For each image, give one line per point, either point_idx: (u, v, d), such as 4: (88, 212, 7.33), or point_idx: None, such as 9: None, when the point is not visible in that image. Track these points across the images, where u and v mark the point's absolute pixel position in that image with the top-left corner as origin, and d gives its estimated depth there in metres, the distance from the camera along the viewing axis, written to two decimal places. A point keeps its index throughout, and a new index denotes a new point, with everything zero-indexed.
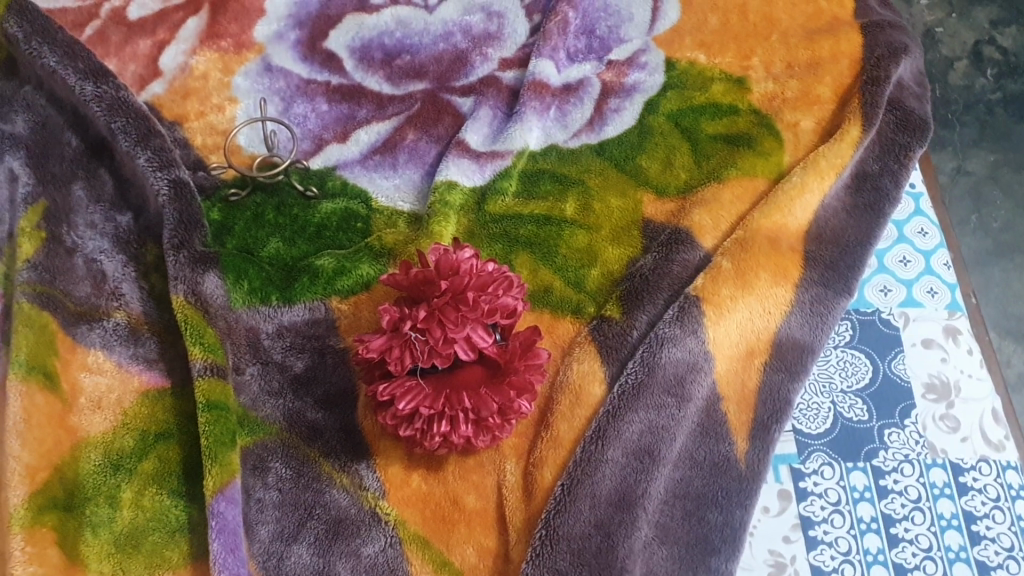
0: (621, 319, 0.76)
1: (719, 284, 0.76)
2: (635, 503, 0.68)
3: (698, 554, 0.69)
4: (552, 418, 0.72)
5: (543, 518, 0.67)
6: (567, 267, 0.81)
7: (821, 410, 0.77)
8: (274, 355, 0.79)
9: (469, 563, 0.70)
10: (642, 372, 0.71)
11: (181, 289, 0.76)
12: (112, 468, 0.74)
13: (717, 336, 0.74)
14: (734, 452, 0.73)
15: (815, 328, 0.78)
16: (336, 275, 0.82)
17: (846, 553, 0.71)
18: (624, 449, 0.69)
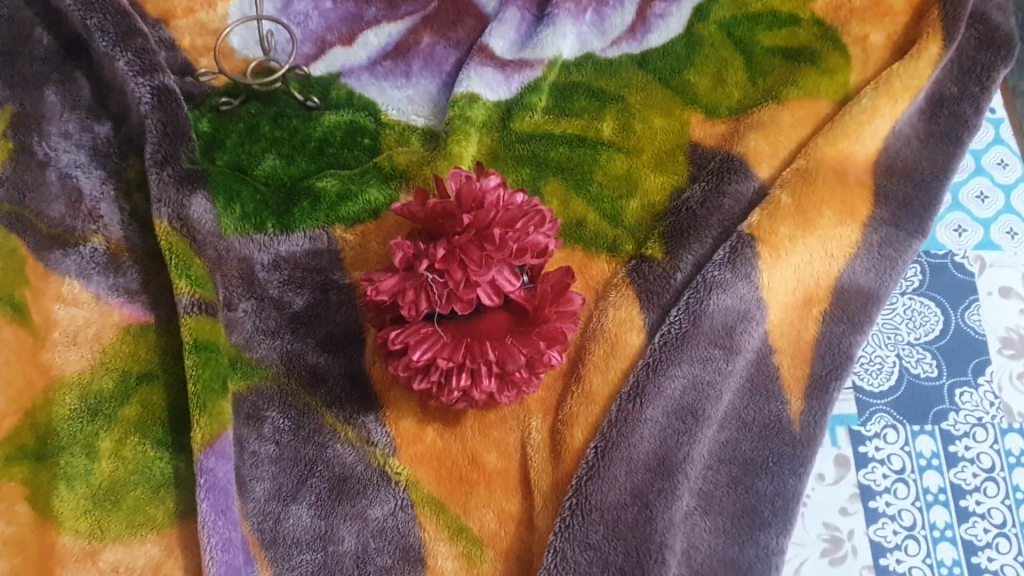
0: (663, 260, 0.67)
1: (777, 221, 0.66)
2: (675, 469, 0.60)
3: (745, 527, 0.61)
4: (584, 370, 0.64)
5: (573, 484, 0.60)
6: (603, 197, 0.72)
7: (885, 365, 0.68)
8: (270, 290, 0.70)
9: (488, 529, 0.62)
10: (687, 321, 0.63)
11: (164, 212, 0.67)
12: (90, 415, 0.66)
13: (771, 282, 0.65)
14: (788, 412, 0.65)
15: (882, 274, 0.68)
16: (340, 200, 0.73)
17: (910, 527, 0.63)
18: (664, 408, 0.61)
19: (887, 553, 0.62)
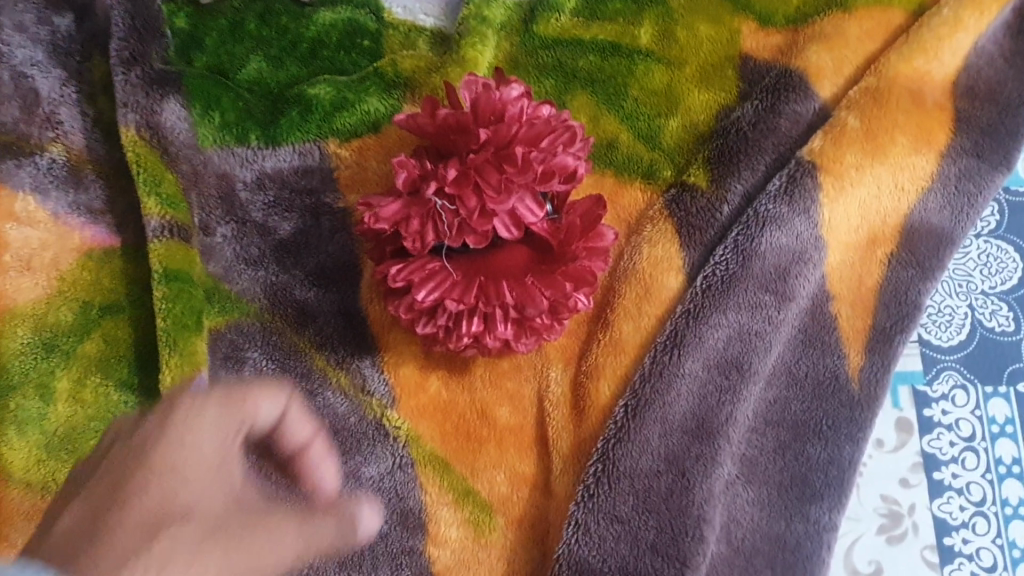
0: (708, 190, 0.58)
1: (843, 147, 0.57)
2: (715, 433, 0.52)
3: (794, 500, 0.54)
4: (613, 315, 0.56)
5: (599, 446, 0.52)
6: (639, 114, 0.62)
7: (956, 316, 0.60)
8: (253, 213, 0.62)
9: (499, 493, 0.55)
10: (735, 262, 0.54)
11: (132, 119, 0.59)
12: (46, 349, 0.58)
13: (832, 218, 0.56)
14: (845, 368, 0.57)
15: (958, 213, 0.59)
16: (334, 110, 0.63)
17: (979, 503, 0.55)
18: (704, 361, 0.53)
19: (952, 531, 0.55)
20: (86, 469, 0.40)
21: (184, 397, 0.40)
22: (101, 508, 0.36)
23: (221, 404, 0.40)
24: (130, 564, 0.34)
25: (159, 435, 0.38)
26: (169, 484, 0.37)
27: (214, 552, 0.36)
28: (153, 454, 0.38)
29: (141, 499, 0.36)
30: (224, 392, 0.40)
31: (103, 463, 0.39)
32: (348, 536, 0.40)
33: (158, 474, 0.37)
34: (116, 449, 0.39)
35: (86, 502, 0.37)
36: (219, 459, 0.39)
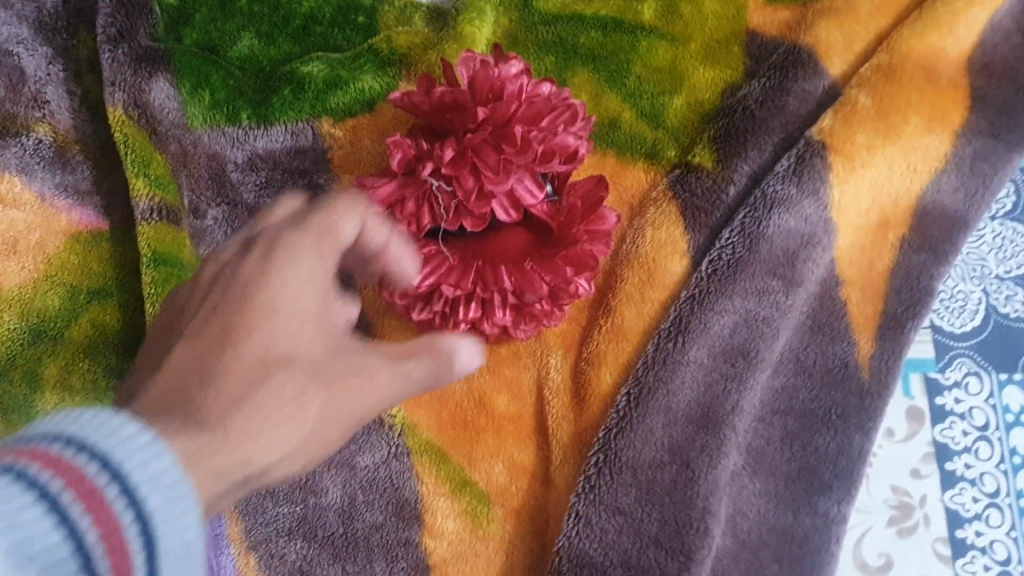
0: (714, 170, 0.56)
1: (854, 127, 0.54)
2: (721, 422, 0.51)
3: (802, 491, 0.53)
4: (615, 300, 0.54)
5: (600, 436, 0.50)
6: (642, 92, 0.60)
7: (969, 301, 0.58)
8: (245, 194, 0.60)
9: (497, 484, 0.53)
10: (742, 246, 0.52)
11: (119, 98, 0.58)
12: (33, 335, 0.57)
13: (842, 200, 0.54)
14: (855, 355, 0.55)
15: (972, 195, 0.57)
16: (328, 88, 0.61)
17: (993, 494, 0.54)
18: (709, 349, 0.52)
19: (965, 524, 0.53)
20: (187, 287, 0.42)
21: (285, 232, 0.40)
22: (208, 350, 0.38)
23: (321, 234, 0.40)
24: (247, 405, 0.36)
25: (264, 279, 0.39)
26: (271, 331, 0.39)
27: (317, 391, 0.40)
28: (258, 299, 0.39)
29: (250, 343, 0.38)
30: (318, 230, 0.40)
31: (206, 284, 0.41)
32: (445, 367, 0.46)
33: (263, 317, 0.39)
34: (229, 253, 0.41)
35: (196, 345, 0.38)
36: (321, 293, 0.40)
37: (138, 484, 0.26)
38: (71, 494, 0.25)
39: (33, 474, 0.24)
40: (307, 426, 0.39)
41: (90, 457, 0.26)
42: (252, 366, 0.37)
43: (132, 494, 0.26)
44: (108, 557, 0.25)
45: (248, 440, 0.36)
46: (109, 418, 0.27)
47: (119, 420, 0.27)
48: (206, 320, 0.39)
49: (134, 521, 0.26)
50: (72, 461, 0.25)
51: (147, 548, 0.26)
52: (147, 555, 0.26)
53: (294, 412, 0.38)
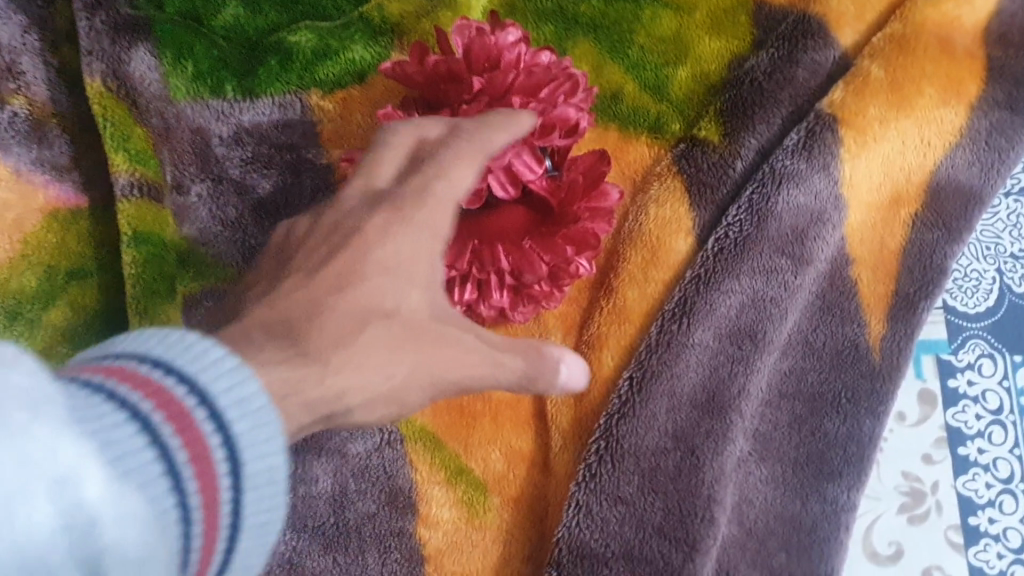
0: (720, 145, 0.53)
1: (866, 98, 0.52)
2: (727, 406, 0.49)
3: (810, 477, 0.51)
4: (618, 281, 0.52)
5: (602, 422, 0.48)
6: (646, 63, 0.57)
7: (983, 281, 0.56)
8: (230, 170, 0.57)
9: (495, 471, 0.51)
10: (750, 223, 0.50)
11: (98, 70, 0.55)
12: (8, 318, 0.54)
13: (853, 175, 0.52)
14: (866, 337, 0.53)
15: (988, 169, 0.54)
16: (317, 59, 0.58)
17: (1007, 480, 0.53)
18: (716, 331, 0.50)
19: (977, 510, 0.52)
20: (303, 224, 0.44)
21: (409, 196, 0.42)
22: (319, 287, 0.39)
23: (445, 195, 0.42)
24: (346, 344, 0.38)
25: (381, 237, 0.41)
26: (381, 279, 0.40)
27: (409, 351, 0.40)
28: (376, 251, 0.41)
29: (360, 289, 0.40)
30: (449, 185, 0.42)
31: (327, 223, 0.43)
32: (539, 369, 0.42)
33: (377, 268, 0.40)
34: (357, 195, 0.43)
35: (312, 272, 0.40)
36: (430, 263, 0.42)
37: (223, 406, 0.28)
38: (163, 416, 0.27)
39: (128, 393, 0.27)
40: (394, 380, 0.40)
41: (180, 381, 0.28)
42: (354, 306, 0.39)
43: (217, 414, 0.28)
44: (195, 478, 0.27)
45: (341, 375, 0.37)
46: (193, 341, 0.29)
47: (203, 344, 0.29)
48: (329, 246, 0.41)
49: (222, 443, 0.28)
50: (166, 385, 0.28)
51: (229, 464, 0.29)
52: (230, 470, 0.29)
53: (386, 363, 0.39)
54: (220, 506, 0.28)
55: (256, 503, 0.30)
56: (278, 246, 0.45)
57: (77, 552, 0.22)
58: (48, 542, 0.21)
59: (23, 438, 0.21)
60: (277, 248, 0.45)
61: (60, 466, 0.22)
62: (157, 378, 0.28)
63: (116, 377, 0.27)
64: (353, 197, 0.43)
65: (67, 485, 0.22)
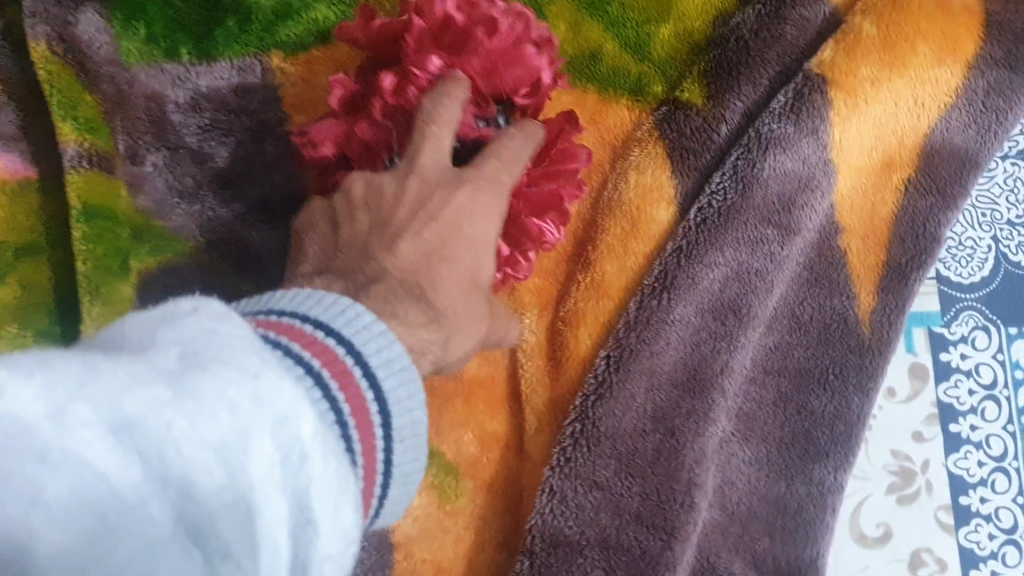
0: (703, 108, 0.50)
1: (857, 58, 0.48)
2: (709, 385, 0.47)
3: (796, 458, 0.50)
4: (595, 253, 0.49)
5: (578, 403, 0.46)
6: (627, 20, 0.52)
7: (978, 250, 0.55)
8: (187, 139, 0.54)
9: (467, 454, 0.49)
10: (734, 191, 0.48)
11: (44, 31, 0.52)
12: None
13: (843, 140, 0.49)
14: (855, 310, 0.51)
15: (984, 132, 0.51)
16: (279, 18, 0.54)
17: (999, 459, 0.53)
18: (698, 306, 0.47)
19: (969, 489, 0.52)
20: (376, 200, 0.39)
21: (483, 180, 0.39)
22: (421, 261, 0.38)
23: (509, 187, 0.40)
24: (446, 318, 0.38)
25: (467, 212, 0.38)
26: (475, 259, 0.39)
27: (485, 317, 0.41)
28: (479, 228, 0.39)
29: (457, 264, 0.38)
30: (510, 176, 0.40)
31: (411, 206, 0.38)
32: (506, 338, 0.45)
33: (474, 246, 0.39)
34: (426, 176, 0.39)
35: (416, 242, 0.38)
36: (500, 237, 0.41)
37: (374, 366, 0.30)
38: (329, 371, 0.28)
39: (299, 351, 0.28)
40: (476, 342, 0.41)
41: (339, 341, 0.30)
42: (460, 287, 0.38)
43: (369, 371, 0.30)
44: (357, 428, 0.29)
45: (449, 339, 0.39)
46: (346, 305, 0.31)
47: (355, 307, 0.31)
48: (426, 212, 0.38)
49: (374, 398, 0.30)
50: (326, 342, 0.29)
51: (379, 411, 0.30)
52: (380, 416, 0.30)
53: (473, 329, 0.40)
54: (377, 455, 0.30)
55: (403, 454, 0.32)
56: (346, 198, 0.40)
57: (288, 490, 0.22)
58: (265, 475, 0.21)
59: (253, 376, 0.22)
60: (349, 202, 0.40)
61: (281, 405, 0.22)
62: (319, 338, 0.29)
63: (289, 337, 0.29)
64: (433, 160, 0.38)
65: (285, 424, 0.22)
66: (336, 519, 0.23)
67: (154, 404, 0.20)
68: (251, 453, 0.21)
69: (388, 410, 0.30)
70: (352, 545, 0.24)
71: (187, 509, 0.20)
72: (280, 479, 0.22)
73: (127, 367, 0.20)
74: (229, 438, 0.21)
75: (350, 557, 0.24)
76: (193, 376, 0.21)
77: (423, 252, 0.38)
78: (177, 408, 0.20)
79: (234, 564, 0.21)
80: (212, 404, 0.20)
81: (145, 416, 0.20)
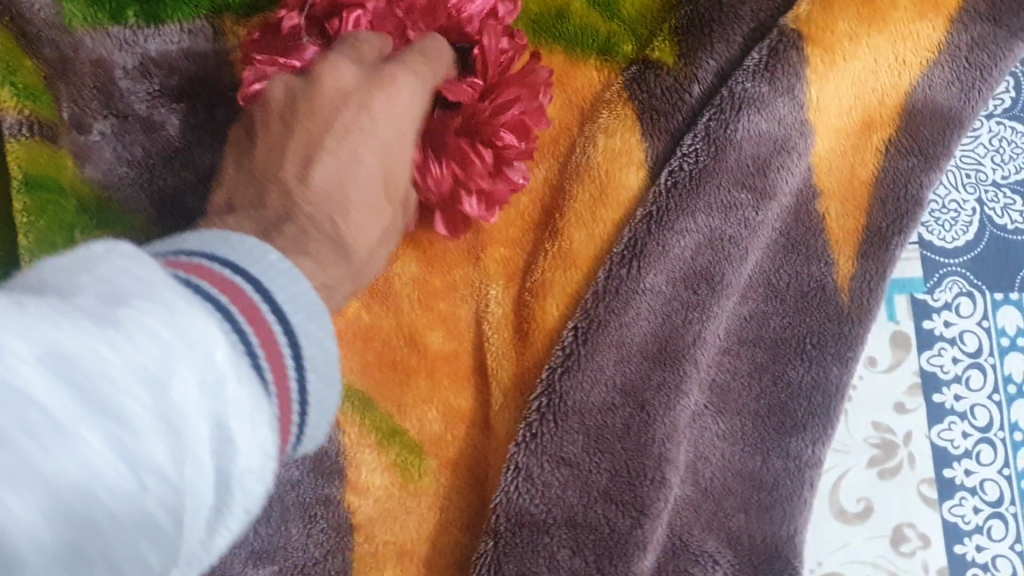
0: (675, 67, 0.48)
1: (836, 12, 0.46)
2: (681, 356, 0.45)
3: (772, 432, 0.48)
4: (562, 221, 0.47)
5: (544, 377, 0.44)
6: None
7: (962, 213, 0.53)
8: (136, 106, 0.51)
9: (431, 432, 0.47)
10: (707, 154, 0.45)
11: None
12: None
13: (820, 98, 0.46)
14: (834, 277, 0.49)
15: (968, 89, 0.49)
16: None
17: (985, 429, 0.51)
18: (669, 274, 0.45)
19: (953, 462, 0.51)
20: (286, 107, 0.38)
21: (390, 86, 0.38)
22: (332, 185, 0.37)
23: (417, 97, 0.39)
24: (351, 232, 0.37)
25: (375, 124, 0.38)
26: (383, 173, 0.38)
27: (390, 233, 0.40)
28: (388, 145, 0.38)
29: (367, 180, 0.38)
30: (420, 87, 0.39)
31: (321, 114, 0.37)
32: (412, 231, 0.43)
33: (383, 157, 0.38)
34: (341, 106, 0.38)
35: (328, 158, 0.37)
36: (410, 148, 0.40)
37: (282, 301, 0.28)
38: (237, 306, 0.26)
39: (208, 289, 0.26)
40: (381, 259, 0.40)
41: (249, 283, 0.27)
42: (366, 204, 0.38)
43: (276, 306, 0.28)
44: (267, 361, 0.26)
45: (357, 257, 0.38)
46: (251, 244, 0.29)
47: (265, 249, 0.29)
48: (336, 130, 0.37)
49: (284, 334, 0.27)
50: (233, 280, 0.27)
51: (288, 343, 0.28)
52: (290, 348, 0.28)
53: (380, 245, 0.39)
54: (293, 407, 0.28)
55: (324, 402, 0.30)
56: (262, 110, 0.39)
57: (211, 417, 0.20)
58: (189, 406, 0.20)
59: (167, 308, 0.20)
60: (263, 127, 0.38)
61: (192, 335, 0.21)
62: (228, 276, 0.27)
63: (198, 276, 0.26)
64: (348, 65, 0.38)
65: (203, 352, 0.21)
66: (257, 439, 0.21)
67: (77, 336, 0.18)
68: (173, 379, 0.20)
69: (308, 372, 0.29)
70: (271, 465, 0.22)
71: (121, 437, 0.18)
72: (202, 406, 0.20)
73: (49, 304, 0.19)
74: (152, 365, 0.19)
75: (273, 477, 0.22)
76: (115, 311, 0.20)
77: (337, 176, 0.37)
78: (100, 338, 0.19)
79: (161, 478, 0.19)
80: (134, 337, 0.19)
81: (73, 349, 0.18)
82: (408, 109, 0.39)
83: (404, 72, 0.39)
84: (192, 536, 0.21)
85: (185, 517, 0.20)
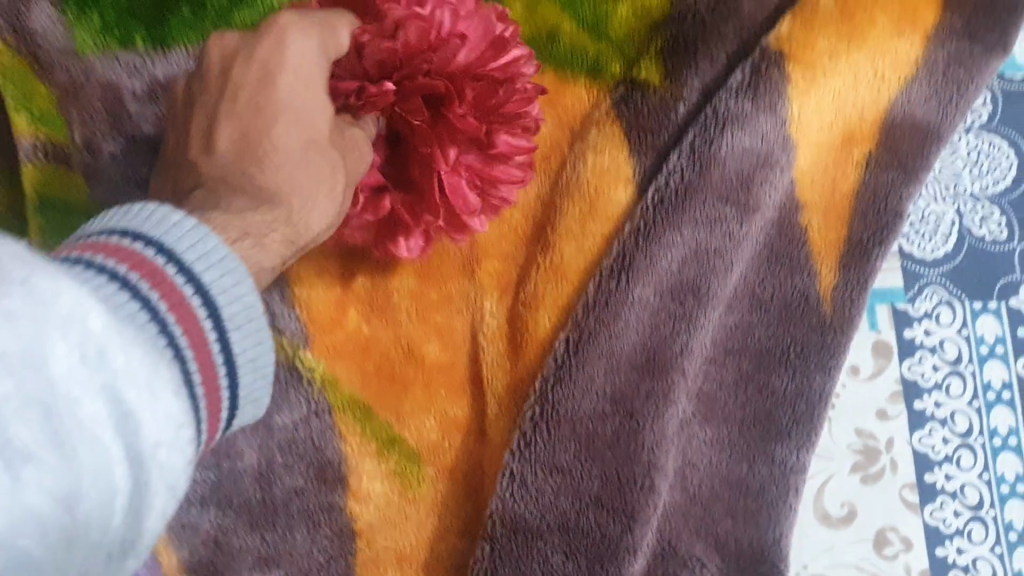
0: (661, 87, 0.50)
1: (816, 31, 0.47)
2: (670, 366, 0.47)
3: (757, 439, 0.51)
4: (554, 235, 0.49)
5: (537, 388, 0.45)
6: None
7: (941, 224, 0.55)
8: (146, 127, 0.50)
9: (429, 440, 0.49)
10: (693, 171, 0.47)
11: None
12: None
13: (803, 115, 0.48)
14: (816, 288, 0.51)
15: (946, 104, 0.51)
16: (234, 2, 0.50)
17: (965, 434, 0.53)
18: (658, 287, 0.47)
19: (934, 467, 0.53)
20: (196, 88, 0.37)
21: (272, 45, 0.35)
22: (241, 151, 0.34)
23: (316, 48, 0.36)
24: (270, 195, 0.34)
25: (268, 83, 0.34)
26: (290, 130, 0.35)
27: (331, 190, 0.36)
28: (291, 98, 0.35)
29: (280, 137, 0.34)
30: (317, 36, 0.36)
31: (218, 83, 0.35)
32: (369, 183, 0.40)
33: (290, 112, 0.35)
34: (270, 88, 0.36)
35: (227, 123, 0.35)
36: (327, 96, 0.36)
37: (202, 279, 0.26)
38: (136, 273, 0.24)
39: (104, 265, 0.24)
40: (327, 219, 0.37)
41: (155, 249, 0.26)
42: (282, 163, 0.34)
43: (188, 273, 0.26)
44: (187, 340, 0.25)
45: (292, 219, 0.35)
46: (145, 206, 0.27)
47: (168, 208, 0.27)
48: (228, 93, 0.35)
49: (199, 298, 0.26)
50: (136, 248, 0.25)
51: (207, 311, 0.26)
52: (209, 318, 0.26)
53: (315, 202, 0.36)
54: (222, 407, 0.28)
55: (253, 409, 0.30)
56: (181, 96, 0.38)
57: (101, 388, 0.19)
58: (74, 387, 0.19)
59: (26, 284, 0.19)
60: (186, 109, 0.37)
61: (59, 311, 0.19)
62: (125, 245, 0.25)
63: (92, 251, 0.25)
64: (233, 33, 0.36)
65: (76, 320, 0.19)
66: (164, 410, 0.21)
67: None
68: (48, 361, 0.19)
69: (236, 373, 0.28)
70: (185, 433, 0.22)
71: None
72: (90, 380, 0.19)
73: None
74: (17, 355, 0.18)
75: (188, 443, 0.22)
76: None
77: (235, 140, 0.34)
78: None
79: (54, 468, 0.18)
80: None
81: None
82: (306, 54, 0.35)
83: (285, 16, 0.35)
84: (117, 521, 0.20)
85: (93, 504, 0.19)
